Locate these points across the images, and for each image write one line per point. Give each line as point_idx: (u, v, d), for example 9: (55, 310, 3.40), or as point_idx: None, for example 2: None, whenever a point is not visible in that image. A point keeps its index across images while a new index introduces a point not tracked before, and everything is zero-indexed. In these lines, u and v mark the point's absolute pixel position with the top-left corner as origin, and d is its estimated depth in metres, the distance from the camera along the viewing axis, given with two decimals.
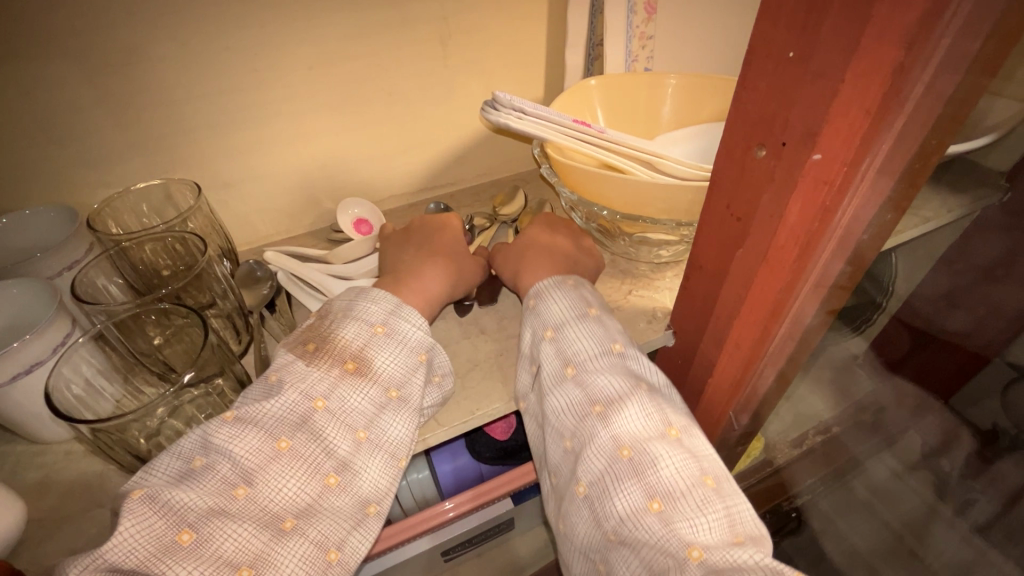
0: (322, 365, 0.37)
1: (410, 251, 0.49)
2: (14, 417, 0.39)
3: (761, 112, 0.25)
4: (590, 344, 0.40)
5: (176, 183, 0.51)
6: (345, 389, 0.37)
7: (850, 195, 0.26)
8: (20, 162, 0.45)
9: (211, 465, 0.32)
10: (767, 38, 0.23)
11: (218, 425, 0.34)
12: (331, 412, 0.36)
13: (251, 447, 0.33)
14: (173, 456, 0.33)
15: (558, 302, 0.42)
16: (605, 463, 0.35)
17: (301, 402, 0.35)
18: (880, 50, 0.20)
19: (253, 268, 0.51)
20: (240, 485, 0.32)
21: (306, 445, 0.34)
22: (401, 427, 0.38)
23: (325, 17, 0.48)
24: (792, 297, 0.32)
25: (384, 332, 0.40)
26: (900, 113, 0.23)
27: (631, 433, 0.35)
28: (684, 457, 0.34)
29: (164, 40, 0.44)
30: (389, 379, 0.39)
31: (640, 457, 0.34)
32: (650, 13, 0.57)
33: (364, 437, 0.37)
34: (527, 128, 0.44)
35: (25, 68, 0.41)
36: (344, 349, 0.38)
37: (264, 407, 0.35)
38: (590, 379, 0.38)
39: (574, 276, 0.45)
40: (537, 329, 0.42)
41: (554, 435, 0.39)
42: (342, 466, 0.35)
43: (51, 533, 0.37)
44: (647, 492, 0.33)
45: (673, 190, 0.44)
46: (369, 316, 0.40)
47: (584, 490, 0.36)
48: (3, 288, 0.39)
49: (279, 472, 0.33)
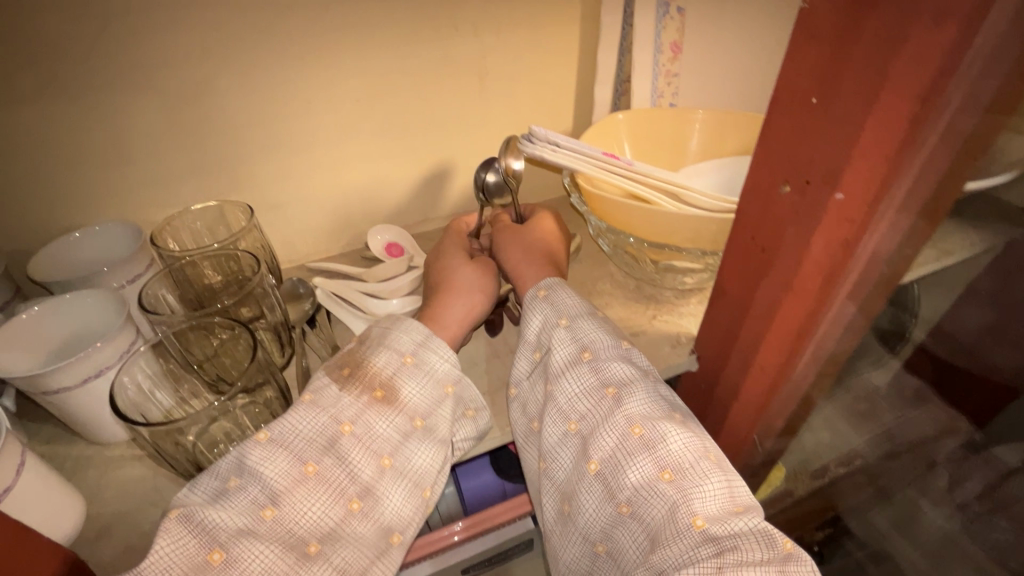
0: (354, 391, 0.39)
1: (467, 300, 0.48)
2: (79, 419, 0.42)
3: (787, 152, 0.28)
4: (602, 335, 0.42)
5: (230, 206, 0.54)
6: (371, 415, 0.38)
7: (871, 232, 0.28)
8: (95, 183, 0.50)
9: (243, 486, 0.34)
10: (793, 83, 0.26)
11: (251, 447, 0.35)
12: (357, 437, 0.37)
13: (280, 469, 0.35)
14: (212, 475, 0.35)
15: (567, 298, 0.45)
16: (617, 440, 0.37)
17: (330, 425, 0.37)
18: (896, 102, 0.23)
19: (296, 286, 0.56)
20: (267, 507, 0.33)
21: (332, 470, 0.36)
22: (425, 456, 0.39)
23: (374, 53, 0.52)
24: (816, 325, 0.33)
25: (413, 362, 0.41)
26: (917, 158, 0.25)
27: (642, 414, 0.37)
28: (690, 435, 0.37)
29: (231, 73, 0.48)
30: (414, 409, 0.40)
31: (651, 434, 0.36)
32: (676, 53, 0.60)
33: (388, 464, 0.38)
34: (560, 160, 0.47)
35: (110, 98, 0.46)
36: (374, 377, 0.40)
37: (293, 427, 0.36)
38: (604, 365, 0.40)
39: (545, 282, 0.46)
40: (550, 316, 0.44)
41: (561, 416, 0.40)
42: (366, 492, 0.36)
43: (113, 528, 0.39)
44: (659, 463, 0.35)
45: (697, 223, 0.46)
46: (400, 345, 0.42)
47: (596, 467, 0.37)
48: (79, 296, 0.43)
49: (305, 496, 0.35)
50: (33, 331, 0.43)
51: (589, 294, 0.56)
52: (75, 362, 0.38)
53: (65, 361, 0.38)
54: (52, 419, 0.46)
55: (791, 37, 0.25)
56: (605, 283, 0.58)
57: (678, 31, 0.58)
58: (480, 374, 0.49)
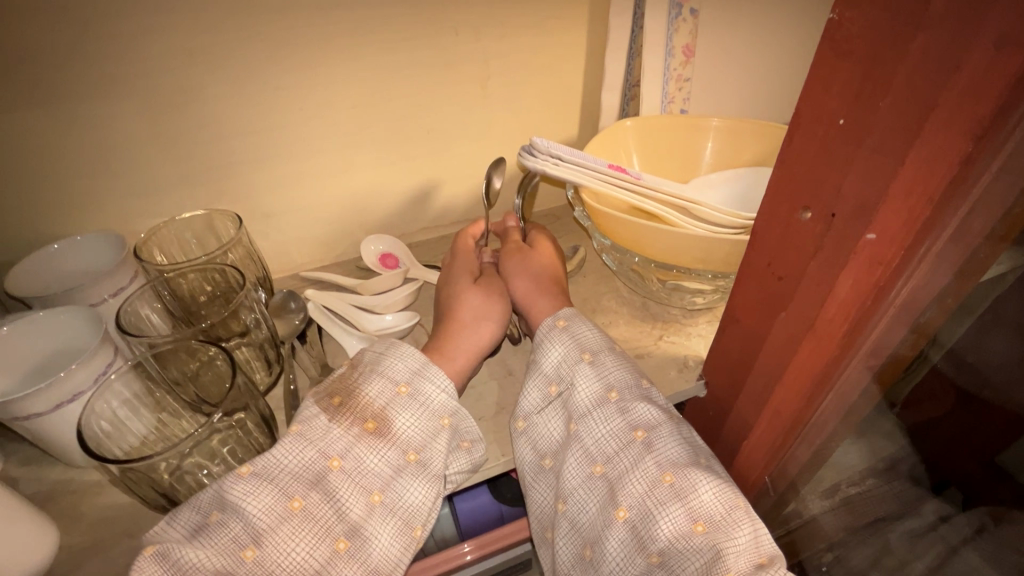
0: (343, 422, 0.36)
1: (459, 319, 0.46)
2: (53, 444, 0.40)
3: (810, 178, 0.25)
4: (626, 373, 0.40)
5: (219, 215, 0.52)
6: (362, 449, 0.36)
7: (904, 276, 0.25)
8: (77, 193, 0.48)
9: (224, 522, 0.32)
10: (819, 104, 0.23)
11: (233, 481, 0.33)
12: (346, 472, 0.35)
13: (263, 505, 0.32)
14: (193, 508, 0.33)
15: (587, 332, 0.43)
16: (645, 488, 0.35)
17: (318, 459, 0.35)
18: (944, 137, 0.20)
19: (286, 299, 0.53)
20: (248, 547, 0.31)
21: (319, 506, 0.33)
22: (418, 492, 0.37)
23: (370, 57, 0.49)
24: (839, 368, 0.31)
25: (407, 393, 0.39)
26: (963, 198, 0.22)
27: (673, 460, 0.36)
28: (722, 483, 0.35)
29: (220, 81, 0.46)
30: (408, 442, 0.37)
31: (682, 483, 0.35)
32: (688, 56, 0.56)
33: (378, 500, 0.35)
34: (563, 174, 0.44)
35: (92, 106, 0.44)
36: (366, 407, 0.37)
37: (278, 460, 0.34)
38: (630, 407, 0.38)
39: (563, 312, 0.45)
40: (571, 350, 0.42)
41: (584, 456, 0.38)
42: (354, 531, 0.34)
43: (85, 562, 0.37)
44: (692, 514, 0.34)
45: (709, 242, 0.43)
46: (395, 373, 0.39)
47: (625, 515, 0.35)
48: (53, 314, 0.41)
49: (289, 535, 0.32)
50: (9, 351, 0.41)
51: (593, 311, 0.54)
52: (46, 387, 0.36)
53: (36, 386, 0.36)
54: (28, 440, 0.44)
55: (818, 52, 0.22)
56: (610, 300, 0.55)
57: (690, 34, 0.55)
58: (476, 399, 0.47)
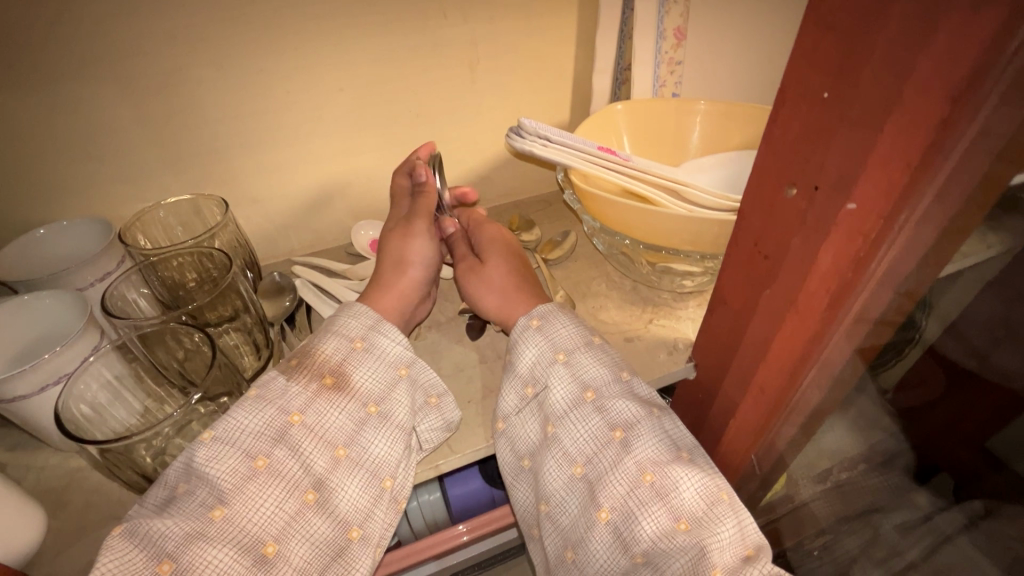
0: (301, 380, 0.37)
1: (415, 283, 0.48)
2: (38, 427, 0.39)
3: (795, 152, 0.25)
4: (602, 370, 0.40)
5: (205, 200, 0.52)
6: (323, 403, 0.36)
7: (886, 246, 0.25)
8: (58, 178, 0.47)
9: (192, 490, 0.32)
10: (803, 79, 0.23)
11: (197, 448, 0.33)
12: (308, 426, 0.35)
13: (228, 467, 0.32)
14: (160, 485, 0.33)
15: (564, 330, 0.42)
16: (626, 489, 0.35)
17: (278, 416, 0.35)
18: (923, 104, 0.20)
19: (276, 281, 0.54)
20: (215, 507, 0.31)
21: (285, 461, 0.34)
22: (383, 444, 0.38)
23: (356, 40, 0.48)
24: (822, 344, 0.31)
25: (363, 347, 0.40)
26: (942, 166, 0.22)
27: (652, 458, 0.35)
28: (702, 478, 0.35)
29: (202, 62, 0.45)
30: (368, 394, 0.38)
31: (662, 482, 0.34)
32: (680, 39, 0.56)
33: (343, 454, 0.36)
34: (551, 156, 0.44)
35: (71, 88, 0.43)
36: (323, 363, 0.38)
37: (238, 423, 0.34)
38: (608, 405, 0.38)
39: (537, 311, 0.44)
40: (545, 352, 0.42)
41: (563, 459, 0.38)
42: (321, 483, 0.34)
43: (71, 544, 0.37)
44: (673, 514, 0.33)
45: (698, 222, 0.43)
46: (349, 330, 0.40)
47: (607, 516, 0.35)
48: (37, 298, 0.41)
49: (257, 491, 0.32)
50: None
51: (583, 296, 0.54)
52: (31, 369, 0.35)
53: (21, 367, 0.35)
54: (14, 425, 0.44)
55: (802, 26, 0.22)
56: (600, 284, 0.55)
57: (682, 16, 0.55)
58: (465, 382, 0.47)
